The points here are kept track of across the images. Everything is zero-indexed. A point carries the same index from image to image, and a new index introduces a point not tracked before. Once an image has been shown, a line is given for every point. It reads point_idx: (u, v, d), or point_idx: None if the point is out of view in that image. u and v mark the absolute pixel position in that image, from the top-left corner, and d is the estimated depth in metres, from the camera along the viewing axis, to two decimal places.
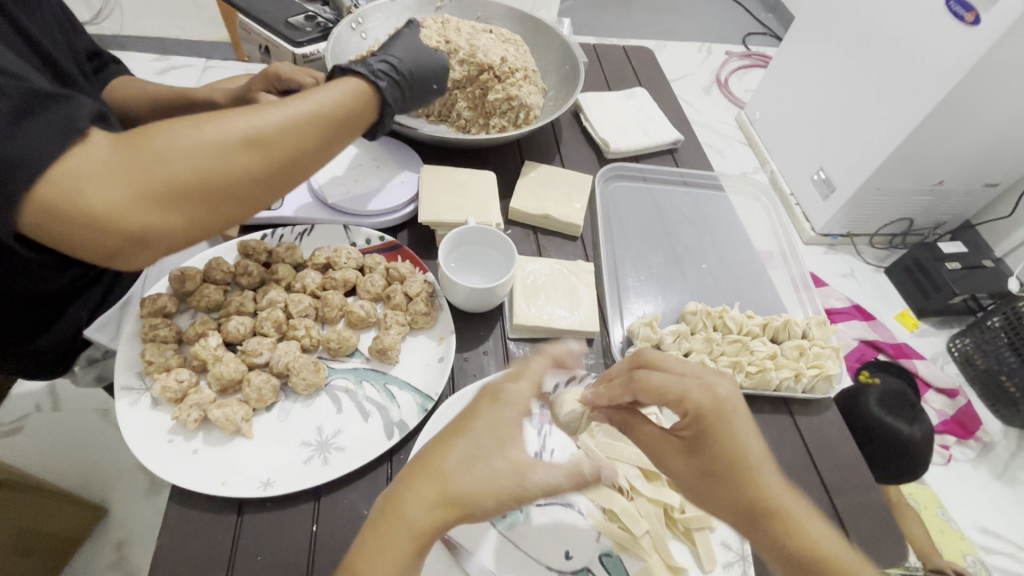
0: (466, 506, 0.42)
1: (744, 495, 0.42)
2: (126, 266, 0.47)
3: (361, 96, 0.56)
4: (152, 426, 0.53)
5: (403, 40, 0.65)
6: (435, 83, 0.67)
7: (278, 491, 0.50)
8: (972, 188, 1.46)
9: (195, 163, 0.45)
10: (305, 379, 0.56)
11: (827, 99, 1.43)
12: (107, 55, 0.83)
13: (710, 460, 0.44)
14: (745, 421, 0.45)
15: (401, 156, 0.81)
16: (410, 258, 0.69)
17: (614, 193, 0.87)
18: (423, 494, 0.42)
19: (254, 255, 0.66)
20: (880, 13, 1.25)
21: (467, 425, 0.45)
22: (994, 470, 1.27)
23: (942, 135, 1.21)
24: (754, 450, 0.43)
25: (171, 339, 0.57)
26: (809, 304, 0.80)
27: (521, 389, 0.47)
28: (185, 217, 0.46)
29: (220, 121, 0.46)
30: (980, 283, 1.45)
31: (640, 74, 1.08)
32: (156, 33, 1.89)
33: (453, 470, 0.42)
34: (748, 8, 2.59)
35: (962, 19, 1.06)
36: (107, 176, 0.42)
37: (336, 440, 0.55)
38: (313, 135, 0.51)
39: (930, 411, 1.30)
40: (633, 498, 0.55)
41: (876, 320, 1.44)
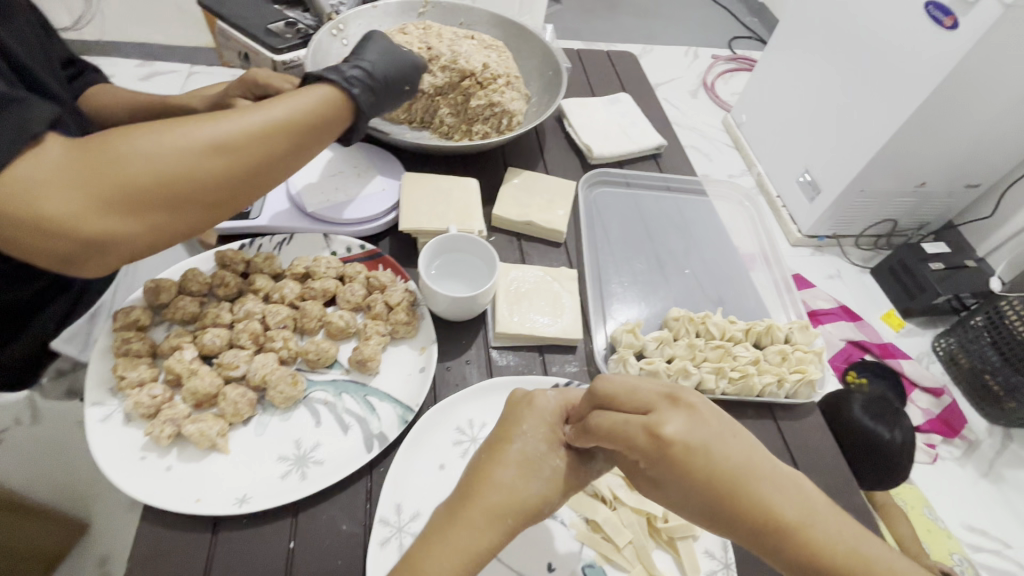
0: (530, 509, 0.45)
1: (745, 520, 0.39)
2: (89, 269, 0.49)
3: (325, 103, 0.58)
4: (124, 442, 0.51)
5: (374, 44, 0.68)
6: (407, 85, 0.70)
7: (254, 508, 0.49)
8: (954, 188, 1.48)
9: (152, 169, 0.47)
10: (283, 392, 0.55)
11: (810, 102, 1.44)
12: (85, 62, 0.82)
13: (692, 496, 0.41)
14: (718, 443, 0.41)
15: (383, 163, 0.81)
16: (391, 266, 0.68)
17: (598, 199, 0.87)
18: (489, 500, 0.44)
19: (231, 265, 0.65)
20: (861, 18, 1.26)
21: (512, 430, 0.48)
22: (980, 468, 1.28)
23: (922, 138, 1.23)
24: (737, 469, 0.40)
25: (145, 353, 0.56)
26: (791, 306, 0.81)
27: (553, 398, 0.51)
28: (148, 221, 0.49)
29: (179, 130, 0.49)
30: (963, 283, 1.46)
31: (624, 79, 1.08)
32: (139, 39, 1.86)
33: (514, 477, 0.45)
34: (733, 12, 2.62)
35: (941, 24, 1.08)
36: (66, 182, 0.45)
37: (315, 454, 0.54)
38: (271, 142, 0.54)
39: (916, 411, 1.31)
40: (616, 508, 0.55)
41: (863, 321, 1.44)
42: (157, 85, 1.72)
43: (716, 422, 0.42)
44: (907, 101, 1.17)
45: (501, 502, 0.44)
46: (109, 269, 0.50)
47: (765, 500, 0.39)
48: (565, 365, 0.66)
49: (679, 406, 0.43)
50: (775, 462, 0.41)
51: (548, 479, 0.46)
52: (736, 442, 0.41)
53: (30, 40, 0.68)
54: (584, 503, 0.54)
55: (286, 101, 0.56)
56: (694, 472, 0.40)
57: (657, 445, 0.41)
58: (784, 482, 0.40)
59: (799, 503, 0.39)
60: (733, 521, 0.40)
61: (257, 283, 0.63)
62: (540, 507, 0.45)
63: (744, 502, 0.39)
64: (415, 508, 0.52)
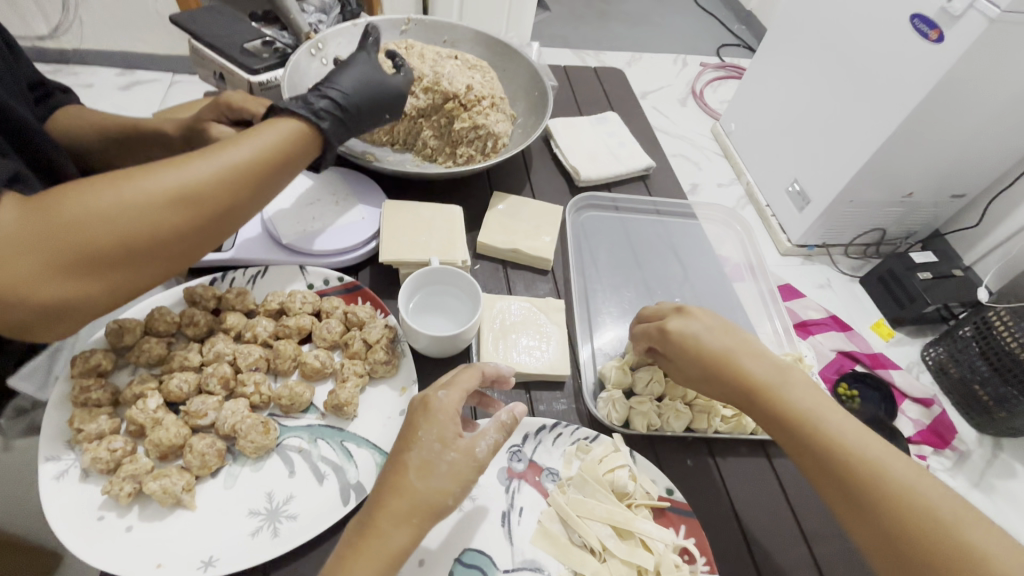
0: (435, 503, 0.46)
1: (731, 382, 0.55)
2: (50, 333, 0.48)
3: (288, 139, 0.57)
4: (81, 502, 0.48)
5: (351, 71, 0.67)
6: (387, 111, 0.70)
7: (220, 571, 0.46)
8: (940, 199, 1.48)
9: (110, 227, 0.46)
10: (253, 442, 0.52)
11: (799, 114, 1.44)
12: (54, 83, 0.79)
13: (696, 367, 0.57)
14: (710, 331, 0.57)
15: (362, 190, 0.78)
16: (371, 299, 0.66)
17: (586, 224, 0.85)
18: (398, 505, 0.46)
19: (202, 302, 0.62)
20: (848, 31, 1.25)
21: (411, 438, 0.49)
22: (972, 479, 1.27)
23: (906, 149, 1.22)
24: (724, 347, 0.56)
25: (105, 402, 0.53)
26: (777, 315, 0.80)
27: (449, 396, 0.51)
28: (110, 280, 0.47)
29: (139, 181, 0.48)
30: (951, 291, 1.46)
31: (612, 97, 1.07)
32: (120, 47, 1.81)
33: (415, 480, 0.47)
34: (721, 20, 2.62)
35: (927, 36, 1.07)
36: (20, 249, 0.43)
37: (287, 508, 0.51)
38: (236, 186, 0.52)
39: (907, 422, 1.27)
40: (606, 560, 0.52)
41: (852, 331, 1.40)
42: (139, 96, 1.67)
43: (718, 324, 0.59)
44: (895, 114, 1.16)
45: (411, 506, 0.46)
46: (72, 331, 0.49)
47: (745, 371, 0.54)
48: (553, 403, 0.64)
49: (688, 315, 0.60)
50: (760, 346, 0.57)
51: (447, 474, 0.47)
52: (722, 335, 0.57)
53: None
54: (573, 555, 0.52)
55: (250, 140, 0.54)
56: (690, 353, 0.57)
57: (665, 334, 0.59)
58: (762, 358, 0.56)
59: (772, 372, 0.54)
60: (723, 388, 0.55)
61: (228, 321, 0.60)
62: (442, 500, 0.47)
63: (728, 373, 0.55)
64: None
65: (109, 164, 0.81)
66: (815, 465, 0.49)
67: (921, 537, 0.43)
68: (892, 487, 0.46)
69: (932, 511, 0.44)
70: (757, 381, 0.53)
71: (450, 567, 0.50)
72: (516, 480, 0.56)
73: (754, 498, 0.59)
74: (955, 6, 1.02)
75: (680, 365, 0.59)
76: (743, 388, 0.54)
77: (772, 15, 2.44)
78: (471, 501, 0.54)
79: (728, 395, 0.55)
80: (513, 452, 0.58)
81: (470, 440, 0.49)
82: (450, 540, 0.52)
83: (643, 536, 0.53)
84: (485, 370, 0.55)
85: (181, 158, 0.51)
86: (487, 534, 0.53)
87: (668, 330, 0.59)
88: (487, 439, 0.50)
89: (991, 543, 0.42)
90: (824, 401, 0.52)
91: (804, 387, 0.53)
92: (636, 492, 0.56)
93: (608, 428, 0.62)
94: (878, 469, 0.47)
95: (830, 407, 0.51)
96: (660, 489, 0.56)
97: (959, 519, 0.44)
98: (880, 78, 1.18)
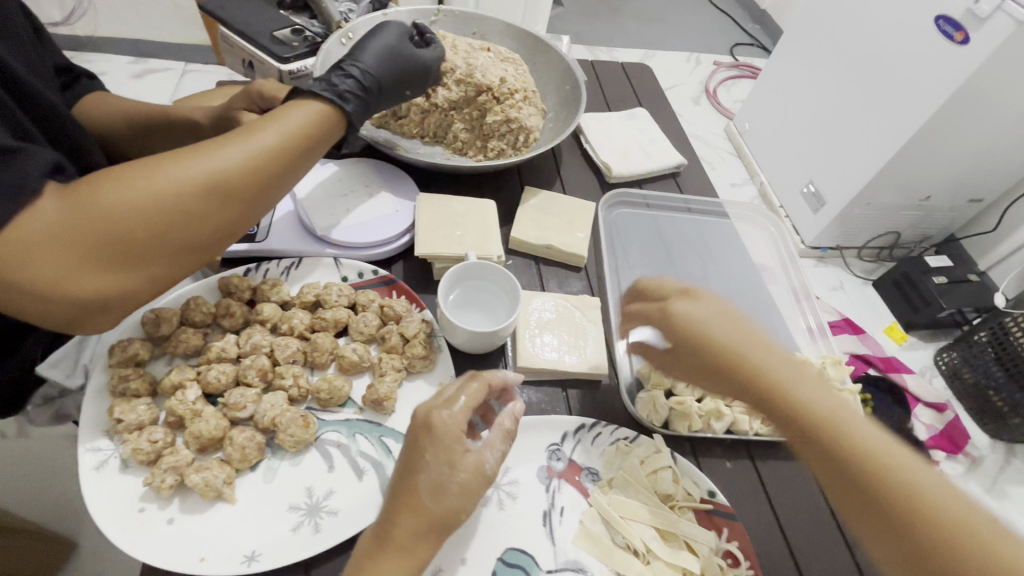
0: (445, 521, 0.46)
1: (737, 375, 0.47)
2: (90, 328, 0.47)
3: (314, 122, 0.56)
4: (122, 493, 0.48)
5: (373, 45, 0.65)
6: (407, 88, 0.69)
7: (264, 567, 0.45)
8: (957, 204, 1.46)
9: (148, 219, 0.45)
10: (293, 436, 0.51)
11: (816, 114, 1.41)
12: (81, 68, 0.76)
13: (699, 355, 0.50)
14: (714, 316, 0.50)
15: (394, 181, 0.77)
16: (406, 293, 0.65)
17: (618, 221, 0.84)
18: (409, 525, 0.45)
19: (237, 292, 0.61)
20: (868, 31, 1.24)
21: (418, 460, 0.47)
22: (983, 484, 1.26)
23: (926, 153, 1.21)
24: (726, 335, 0.49)
25: (143, 393, 0.53)
26: (810, 312, 0.79)
27: (453, 416, 0.49)
28: (148, 272, 0.46)
29: (174, 169, 0.47)
30: (965, 297, 1.44)
31: (639, 93, 1.05)
32: (131, 35, 1.79)
33: (428, 502, 0.46)
34: (734, 19, 2.59)
35: (951, 38, 1.05)
36: (58, 242, 0.41)
37: (327, 503, 0.50)
38: (266, 173, 0.51)
39: (921, 427, 1.24)
40: (650, 562, 0.52)
41: (864, 334, 1.38)
42: (150, 82, 1.64)
43: (727, 312, 0.52)
44: (915, 118, 1.14)
45: (426, 525, 0.45)
46: (107, 326, 0.48)
47: (755, 363, 0.47)
48: (589, 401, 0.63)
49: (693, 296, 0.53)
50: (773, 339, 0.49)
51: (458, 494, 0.47)
52: (731, 324, 0.50)
53: (13, 40, 0.60)
54: (617, 558, 0.51)
55: (278, 123, 0.53)
56: (691, 341, 0.50)
57: (668, 318, 0.52)
58: (773, 351, 0.48)
59: (785, 366, 0.47)
60: (727, 382, 0.48)
61: (264, 312, 0.60)
62: (454, 517, 0.46)
63: (735, 366, 0.47)
64: (437, 563, 0.49)
65: (134, 151, 0.79)
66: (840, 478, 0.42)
67: (972, 568, 0.36)
68: (930, 507, 0.38)
69: (991, 545, 0.36)
70: (767, 376, 0.46)
71: (493, 567, 0.50)
72: (556, 479, 0.56)
73: (792, 506, 0.58)
74: (981, 8, 1.01)
75: (679, 352, 0.52)
76: (754, 385, 0.46)
77: (787, 15, 2.41)
78: (514, 500, 0.54)
79: (735, 390, 0.48)
80: (552, 451, 0.57)
81: (478, 459, 0.48)
82: (489, 541, 0.51)
83: (687, 538, 0.53)
84: (491, 381, 0.53)
85: (208, 144, 0.50)
86: (529, 532, 0.52)
87: (670, 312, 0.52)
88: (493, 453, 0.49)
89: None
90: (842, 406, 0.45)
91: (826, 388, 0.46)
92: (679, 494, 0.55)
93: (649, 428, 0.62)
94: (912, 484, 0.39)
95: (849, 410, 0.44)
96: (702, 491, 0.55)
97: None
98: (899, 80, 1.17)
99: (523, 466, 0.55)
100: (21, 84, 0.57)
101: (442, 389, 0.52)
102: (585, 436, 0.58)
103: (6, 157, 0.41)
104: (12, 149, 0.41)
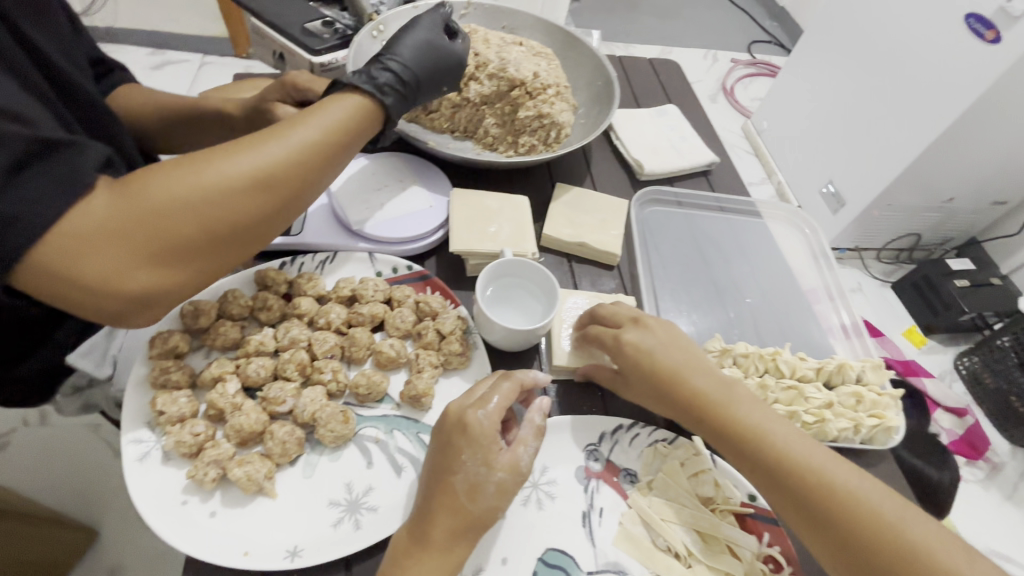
0: (482, 521, 0.46)
1: (683, 397, 0.52)
2: (135, 322, 0.47)
3: (353, 116, 0.55)
4: (165, 485, 0.47)
5: (410, 38, 0.65)
6: (444, 83, 0.68)
7: (306, 563, 0.45)
8: (981, 206, 1.43)
9: (196, 214, 0.44)
10: (333, 431, 0.51)
11: (835, 111, 1.38)
12: (112, 59, 0.74)
13: (650, 381, 0.54)
14: (660, 344, 0.55)
15: (427, 175, 0.76)
16: (440, 289, 0.64)
17: (649, 219, 0.83)
18: (446, 525, 0.44)
19: (273, 286, 0.61)
20: (892, 28, 1.21)
21: (452, 460, 0.46)
22: (1004, 491, 1.23)
23: (953, 154, 1.18)
24: (674, 361, 0.53)
25: (184, 385, 0.53)
26: (844, 310, 0.78)
27: (487, 415, 0.48)
28: (195, 267, 0.46)
29: (221, 163, 0.46)
30: (988, 300, 1.42)
31: (668, 90, 1.04)
32: (151, 26, 1.79)
33: (467, 502, 0.45)
34: (752, 16, 2.54)
35: (982, 37, 1.03)
36: (110, 236, 0.41)
37: (367, 500, 0.49)
38: (308, 168, 0.51)
39: (941, 432, 1.24)
40: (692, 566, 0.51)
41: (883, 337, 1.37)
42: (169, 74, 1.64)
43: (673, 338, 0.56)
44: (940, 119, 1.12)
45: (464, 525, 0.45)
46: (151, 321, 0.48)
47: (696, 389, 0.52)
48: (626, 402, 0.62)
49: (644, 325, 0.57)
50: (709, 361, 0.55)
51: (496, 494, 0.46)
52: (677, 350, 0.55)
53: (51, 26, 0.59)
54: (659, 561, 0.51)
55: (319, 116, 0.53)
56: (642, 367, 0.54)
57: (618, 347, 0.55)
58: (709, 371, 0.54)
59: (720, 386, 0.52)
60: (674, 404, 0.53)
61: (301, 306, 0.59)
62: (491, 515, 0.46)
63: (681, 389, 0.52)
64: (477, 563, 0.48)
65: (165, 143, 0.79)
66: (769, 483, 0.48)
67: (874, 543, 0.43)
68: (844, 498, 0.45)
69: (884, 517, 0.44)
70: (705, 400, 0.51)
71: (534, 568, 0.49)
72: (595, 480, 0.55)
73: None
74: (1015, 6, 0.98)
75: (630, 379, 0.55)
76: (693, 408, 0.52)
77: (806, 12, 2.37)
78: (553, 500, 0.53)
79: (681, 413, 0.52)
80: (589, 452, 0.56)
81: (514, 458, 0.47)
82: (530, 541, 0.50)
83: (729, 542, 0.52)
84: (524, 381, 0.52)
85: (251, 138, 0.49)
86: (569, 533, 0.51)
87: (623, 341, 0.55)
88: (527, 452, 0.48)
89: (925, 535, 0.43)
90: (769, 414, 0.51)
91: (753, 401, 0.52)
92: (720, 497, 0.54)
93: (685, 430, 0.60)
94: (829, 480, 0.46)
95: (773, 418, 0.51)
96: (743, 495, 0.55)
97: (902, 515, 0.44)
98: (923, 80, 1.14)
99: (561, 466, 0.55)
100: (59, 73, 0.56)
101: (474, 387, 0.52)
102: (623, 436, 0.57)
103: (58, 150, 0.40)
104: (64, 143, 0.41)
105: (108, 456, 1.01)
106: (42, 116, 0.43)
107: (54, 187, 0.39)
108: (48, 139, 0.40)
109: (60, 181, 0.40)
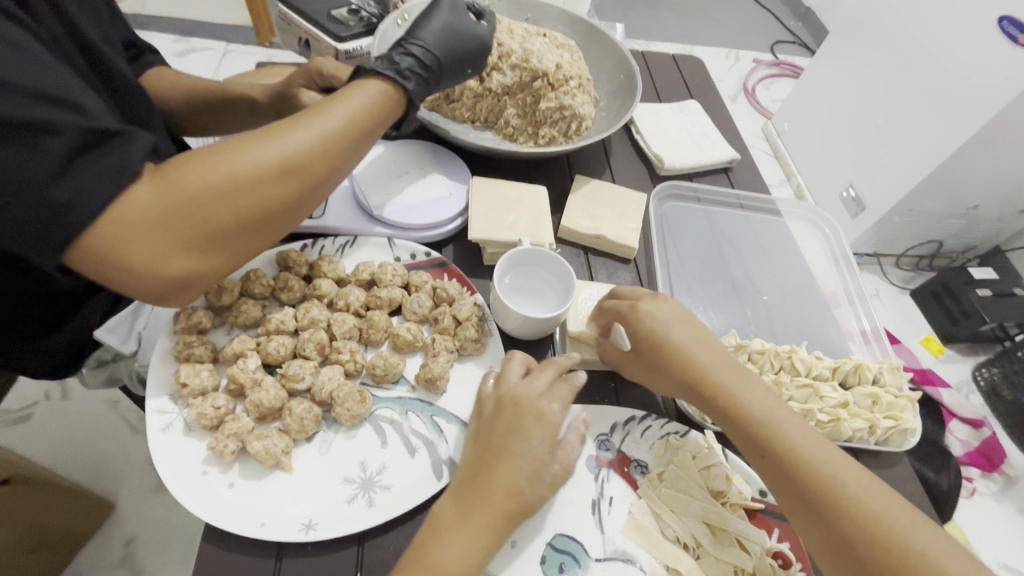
0: (525, 508, 0.46)
1: (689, 374, 0.52)
2: (172, 302, 0.48)
3: (376, 103, 0.55)
4: (187, 456, 0.49)
5: (433, 22, 0.65)
6: (469, 68, 0.69)
7: (321, 536, 0.46)
8: (1006, 214, 1.40)
9: (232, 203, 0.46)
10: (350, 410, 0.52)
11: (858, 113, 1.35)
12: (144, 43, 0.75)
13: (659, 355, 0.54)
14: (676, 320, 0.55)
15: (446, 163, 0.77)
16: (457, 277, 0.65)
17: (668, 214, 0.83)
18: (496, 506, 0.45)
19: (295, 267, 0.62)
20: (921, 29, 1.19)
21: (521, 443, 0.47)
22: (1018, 505, 1.20)
23: (981, 161, 1.15)
24: (681, 338, 0.53)
25: (206, 359, 0.54)
26: (863, 315, 0.77)
27: (559, 409, 0.50)
28: (228, 252, 0.48)
29: (253, 152, 0.47)
30: (1009, 311, 1.39)
31: (690, 85, 1.04)
32: (177, 13, 1.81)
33: (524, 487, 0.46)
34: (777, 16, 2.49)
35: (1015, 40, 1.00)
36: (153, 225, 0.43)
37: (381, 478, 0.50)
38: (333, 156, 0.51)
39: (954, 443, 1.23)
40: (700, 557, 0.52)
41: (900, 344, 1.34)
42: (192, 61, 1.65)
43: (687, 316, 0.56)
44: (967, 125, 1.10)
45: (500, 505, 0.45)
46: (183, 302, 0.49)
47: (700, 365, 0.52)
48: (638, 393, 0.62)
49: (662, 300, 0.57)
50: (719, 345, 0.54)
51: (550, 485, 0.47)
52: (692, 329, 0.55)
53: (91, 10, 0.60)
54: (666, 551, 0.51)
55: (344, 103, 0.53)
56: (653, 337, 0.54)
57: (632, 319, 0.56)
58: (721, 355, 0.54)
59: (734, 373, 0.52)
60: (677, 380, 0.53)
61: (321, 287, 0.61)
62: (537, 503, 0.47)
63: (685, 368, 0.52)
64: None
65: (192, 126, 0.80)
66: (774, 472, 0.48)
67: (880, 547, 0.43)
68: (852, 501, 0.45)
69: (888, 524, 0.43)
70: (709, 378, 0.52)
71: (543, 552, 0.49)
72: (605, 469, 0.55)
73: None
74: None
75: (639, 352, 0.56)
76: (701, 391, 0.52)
77: (832, 13, 2.32)
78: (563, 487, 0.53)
79: (683, 388, 0.53)
80: (600, 441, 0.56)
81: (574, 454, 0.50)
82: (541, 526, 0.50)
83: (739, 536, 0.52)
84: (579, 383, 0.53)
85: (280, 124, 0.50)
86: (579, 520, 0.52)
87: (639, 312, 0.56)
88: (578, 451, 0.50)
89: (929, 542, 0.43)
90: (782, 406, 0.51)
91: (764, 390, 0.51)
92: (731, 492, 0.54)
93: (697, 424, 0.61)
94: (834, 475, 0.46)
95: (784, 411, 0.50)
96: (753, 490, 0.55)
97: (910, 523, 0.44)
98: (952, 83, 1.12)
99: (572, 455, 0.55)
100: (100, 56, 0.57)
101: (533, 375, 0.52)
102: (639, 426, 0.57)
103: (108, 139, 0.42)
104: (116, 133, 0.42)
105: (124, 429, 1.05)
106: (95, 99, 0.44)
107: (102, 176, 0.40)
108: (100, 129, 0.41)
109: (110, 171, 0.41)
